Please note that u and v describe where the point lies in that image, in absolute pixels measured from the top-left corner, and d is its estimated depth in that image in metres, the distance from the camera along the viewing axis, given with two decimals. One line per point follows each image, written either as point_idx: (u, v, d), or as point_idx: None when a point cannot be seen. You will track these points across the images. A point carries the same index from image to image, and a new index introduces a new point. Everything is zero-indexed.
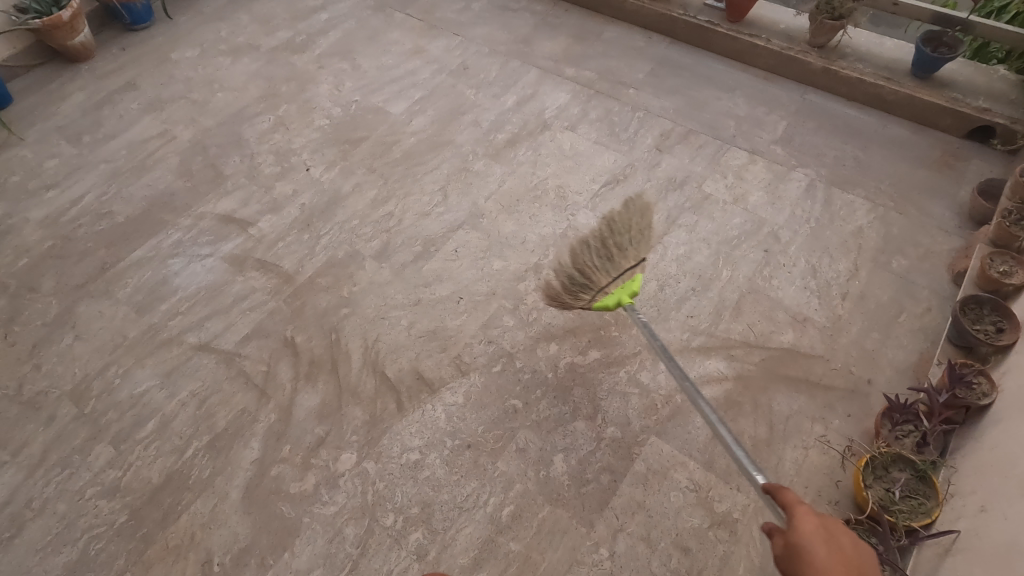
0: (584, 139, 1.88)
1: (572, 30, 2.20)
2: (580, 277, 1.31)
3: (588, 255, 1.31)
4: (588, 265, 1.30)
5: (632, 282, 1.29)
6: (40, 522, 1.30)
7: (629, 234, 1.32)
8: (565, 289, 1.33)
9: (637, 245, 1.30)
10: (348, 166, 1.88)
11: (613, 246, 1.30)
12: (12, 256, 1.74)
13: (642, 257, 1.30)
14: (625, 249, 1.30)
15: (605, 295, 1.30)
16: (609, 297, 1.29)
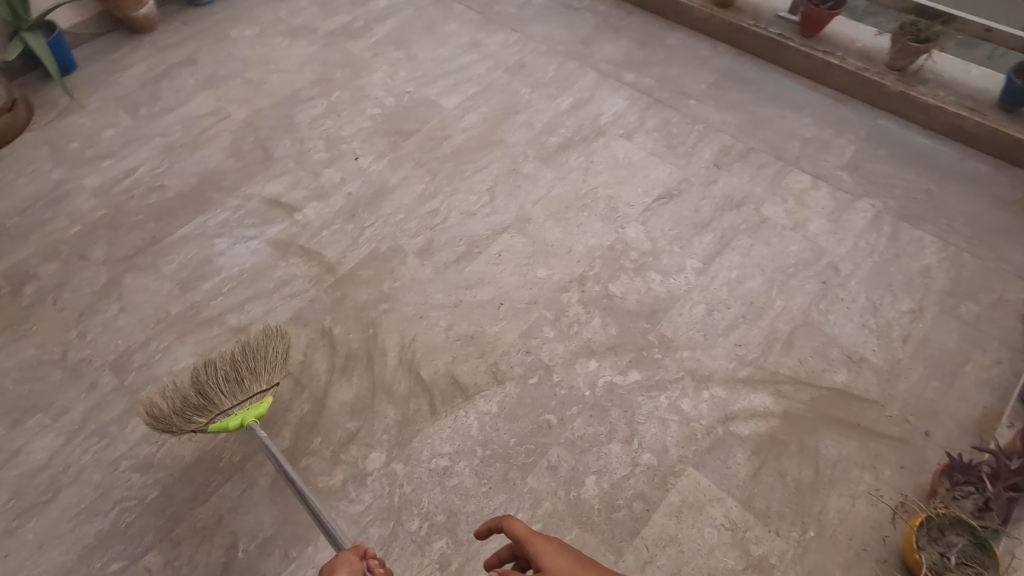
0: (639, 149, 1.82)
1: (634, 34, 2.14)
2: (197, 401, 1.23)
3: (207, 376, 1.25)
4: (205, 386, 1.24)
5: (259, 404, 1.26)
6: (75, 488, 1.32)
7: (263, 361, 1.31)
8: (178, 413, 1.23)
9: (270, 371, 1.31)
10: (396, 158, 1.85)
11: (242, 370, 1.28)
12: (65, 222, 1.78)
13: (274, 382, 1.31)
14: (255, 374, 1.29)
15: (228, 416, 1.24)
16: (231, 418, 1.23)
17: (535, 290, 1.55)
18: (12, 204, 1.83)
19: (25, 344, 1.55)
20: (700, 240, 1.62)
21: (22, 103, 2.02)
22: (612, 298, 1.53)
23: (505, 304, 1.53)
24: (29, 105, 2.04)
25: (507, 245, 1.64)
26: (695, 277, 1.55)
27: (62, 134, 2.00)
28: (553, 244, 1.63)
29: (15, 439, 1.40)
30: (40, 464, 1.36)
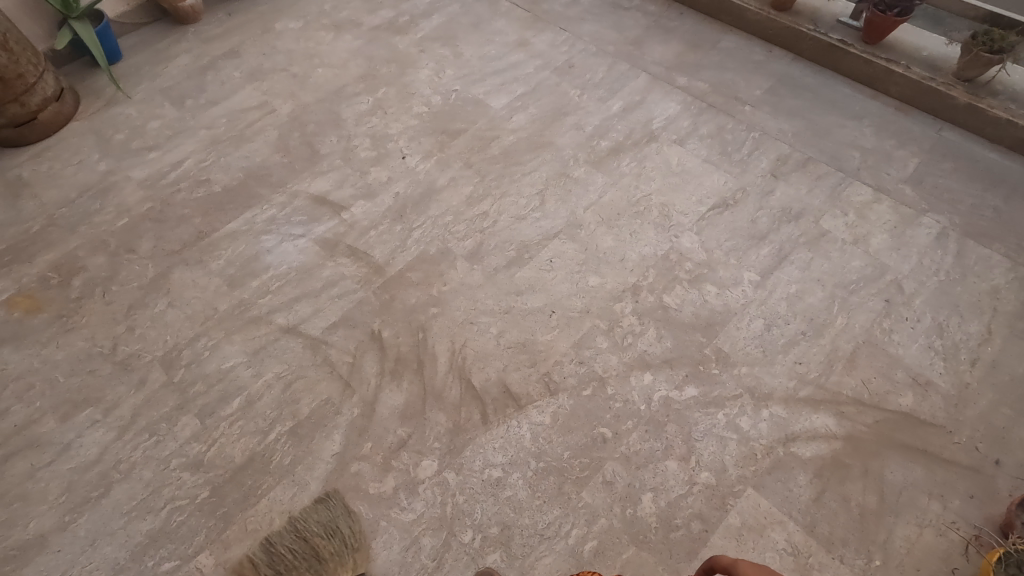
0: (693, 155, 1.78)
1: (686, 36, 2.09)
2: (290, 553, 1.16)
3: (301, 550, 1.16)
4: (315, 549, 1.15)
5: None
6: (127, 485, 1.32)
7: (348, 536, 1.18)
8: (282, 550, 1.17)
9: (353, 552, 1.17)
10: (444, 158, 1.83)
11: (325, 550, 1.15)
12: (113, 214, 1.78)
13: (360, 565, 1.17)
14: (339, 555, 1.16)
15: None
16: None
17: (587, 299, 1.52)
18: (60, 194, 1.83)
19: (74, 337, 1.55)
20: (758, 252, 1.57)
21: (70, 92, 2.02)
22: (667, 309, 1.49)
23: (557, 313, 1.51)
24: (76, 94, 2.04)
25: (558, 251, 1.61)
26: (753, 291, 1.51)
27: (108, 125, 2.00)
28: (606, 252, 1.60)
29: (67, 432, 1.40)
30: (91, 459, 1.36)
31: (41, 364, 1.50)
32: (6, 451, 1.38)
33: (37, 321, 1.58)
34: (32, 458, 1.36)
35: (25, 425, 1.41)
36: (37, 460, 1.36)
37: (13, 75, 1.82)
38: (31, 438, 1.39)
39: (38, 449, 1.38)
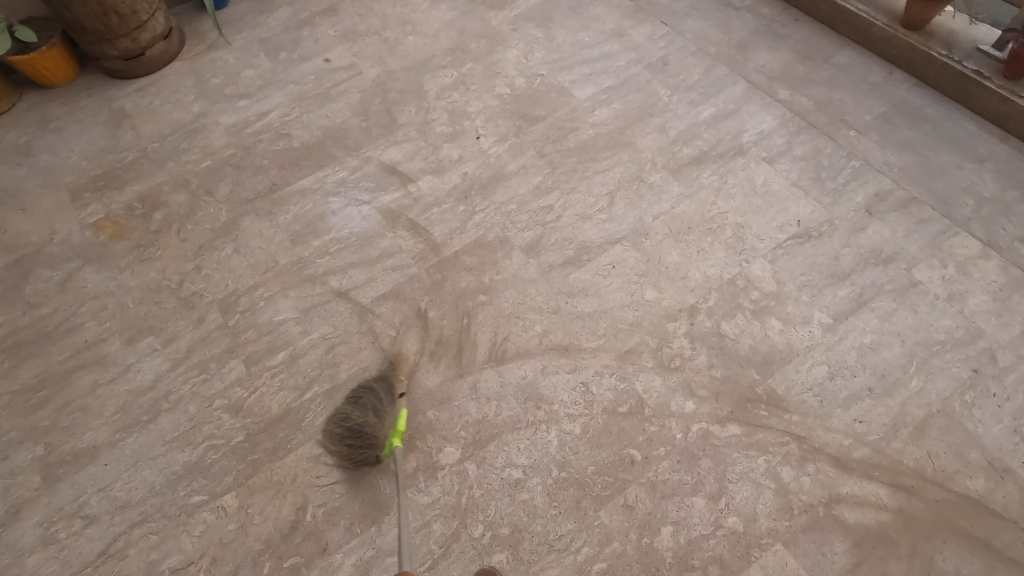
0: (782, 177, 1.65)
1: (797, 45, 1.93)
2: (364, 398, 1.36)
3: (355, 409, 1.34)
4: (369, 424, 1.31)
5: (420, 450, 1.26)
6: (173, 415, 1.41)
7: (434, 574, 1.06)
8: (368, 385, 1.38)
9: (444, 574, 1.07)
10: (518, 144, 1.79)
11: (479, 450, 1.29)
12: (199, 154, 1.86)
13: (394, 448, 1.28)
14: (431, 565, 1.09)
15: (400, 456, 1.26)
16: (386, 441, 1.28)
17: (640, 313, 1.46)
18: (156, 129, 1.94)
19: (148, 267, 1.65)
20: (835, 292, 1.45)
21: (177, 33, 2.12)
22: (723, 338, 1.41)
23: (606, 322, 1.45)
24: (182, 34, 2.14)
25: (618, 257, 1.55)
26: (822, 333, 1.40)
27: (207, 67, 2.08)
28: (669, 266, 1.53)
29: (129, 355, 1.50)
30: (146, 385, 1.45)
31: (117, 288, 1.61)
32: (77, 363, 1.50)
33: (119, 247, 1.69)
34: (97, 373, 1.48)
35: (95, 342, 1.53)
36: (100, 376, 1.47)
37: (128, 11, 1.91)
38: (99, 354, 1.51)
39: (103, 366, 1.49)
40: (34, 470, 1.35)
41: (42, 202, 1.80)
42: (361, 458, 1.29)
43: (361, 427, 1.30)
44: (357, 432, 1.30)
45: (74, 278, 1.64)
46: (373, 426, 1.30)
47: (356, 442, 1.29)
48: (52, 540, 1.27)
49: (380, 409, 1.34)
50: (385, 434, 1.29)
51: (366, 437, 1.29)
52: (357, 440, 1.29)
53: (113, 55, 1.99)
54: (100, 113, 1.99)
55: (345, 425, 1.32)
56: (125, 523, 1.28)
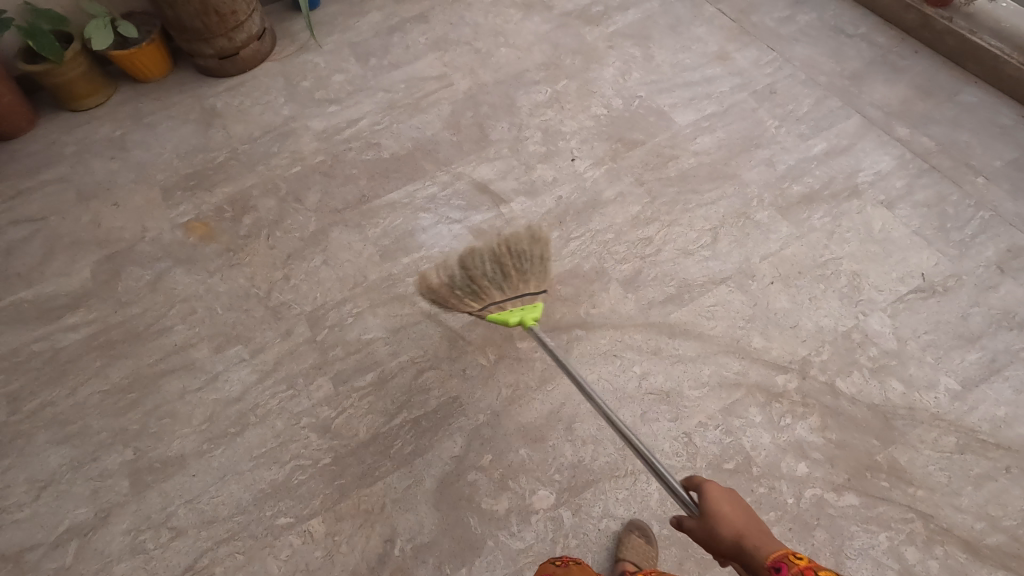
0: (902, 224, 1.55)
1: (917, 80, 1.82)
2: (467, 279, 1.42)
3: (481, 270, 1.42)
4: (480, 276, 1.40)
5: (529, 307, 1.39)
6: (260, 429, 1.39)
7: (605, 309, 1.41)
8: (451, 288, 1.43)
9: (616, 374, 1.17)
10: (615, 169, 1.72)
11: (510, 268, 1.42)
12: (288, 159, 1.85)
13: (541, 284, 1.46)
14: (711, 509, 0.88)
15: (501, 305, 1.40)
16: (512, 313, 1.37)
17: (747, 361, 1.38)
18: (246, 131, 1.93)
19: (237, 273, 1.64)
20: (963, 356, 1.35)
21: (269, 33, 2.11)
22: (838, 398, 1.32)
23: (711, 370, 1.37)
24: (274, 35, 2.14)
25: (723, 299, 1.47)
26: (949, 401, 1.29)
27: (298, 70, 2.07)
28: (779, 313, 1.44)
29: (217, 363, 1.49)
30: (234, 396, 1.44)
31: (206, 292, 1.61)
32: (165, 367, 1.49)
33: (208, 249, 1.69)
34: (185, 380, 1.47)
35: (183, 346, 1.52)
36: (189, 383, 1.47)
37: (228, 11, 1.92)
38: (187, 360, 1.50)
39: (192, 372, 1.48)
40: (123, 475, 1.35)
41: (135, 198, 1.81)
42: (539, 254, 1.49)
43: (474, 283, 1.41)
44: (513, 265, 1.44)
45: (164, 278, 1.64)
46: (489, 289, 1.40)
47: (530, 264, 1.45)
48: (140, 549, 1.26)
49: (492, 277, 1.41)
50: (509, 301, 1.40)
51: (482, 292, 1.40)
52: (528, 276, 1.43)
53: (208, 53, 1.99)
54: (192, 111, 2.00)
55: (503, 275, 1.41)
56: (212, 539, 1.27)
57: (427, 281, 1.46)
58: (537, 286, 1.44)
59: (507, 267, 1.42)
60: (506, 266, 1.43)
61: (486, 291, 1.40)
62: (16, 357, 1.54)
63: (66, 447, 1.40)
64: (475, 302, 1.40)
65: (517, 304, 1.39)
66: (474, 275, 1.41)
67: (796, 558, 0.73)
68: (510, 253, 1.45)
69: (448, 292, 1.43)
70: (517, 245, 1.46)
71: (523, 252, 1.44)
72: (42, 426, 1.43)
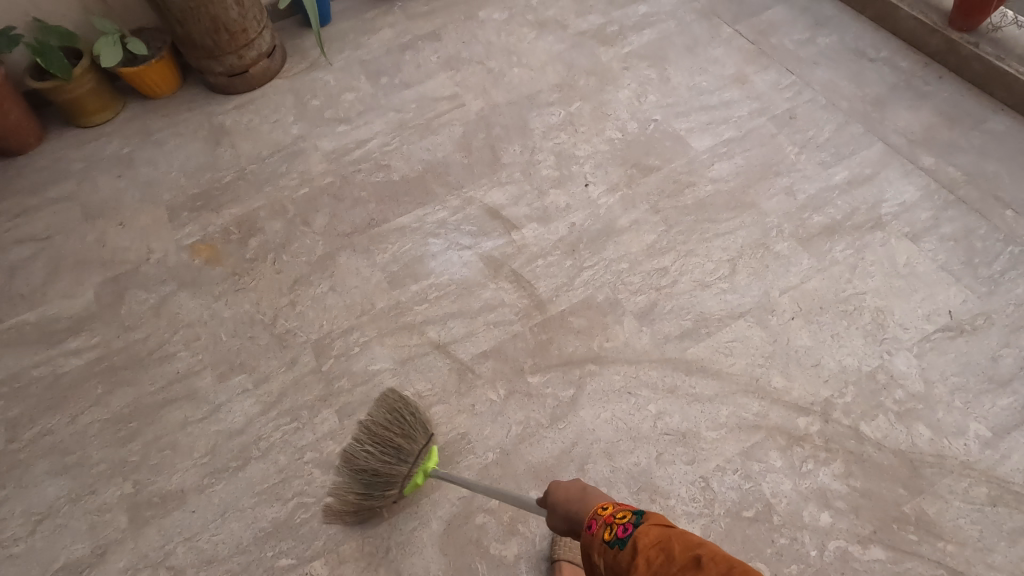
0: (927, 258, 1.49)
1: (942, 106, 1.76)
2: (364, 483, 1.22)
3: (365, 458, 1.22)
4: (378, 459, 1.22)
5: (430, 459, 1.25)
6: (263, 464, 1.35)
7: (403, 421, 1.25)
8: (350, 489, 1.22)
9: (418, 427, 1.26)
10: (630, 196, 1.68)
11: (392, 439, 1.23)
12: (297, 180, 1.82)
13: (428, 433, 1.27)
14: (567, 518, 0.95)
15: (411, 476, 1.23)
16: (415, 481, 1.23)
17: (766, 402, 1.33)
18: (255, 150, 1.90)
19: (242, 298, 1.60)
20: (993, 401, 1.29)
21: (279, 50, 2.09)
22: (862, 443, 1.26)
23: (729, 410, 1.33)
24: (284, 52, 2.12)
25: (741, 334, 1.42)
26: (979, 449, 1.24)
27: (308, 88, 2.05)
28: (799, 351, 1.39)
29: (220, 393, 1.45)
30: (236, 428, 1.40)
31: (210, 317, 1.58)
32: (168, 396, 1.46)
33: (214, 273, 1.66)
34: (187, 410, 1.44)
35: (186, 374, 1.49)
36: (191, 413, 1.43)
37: (239, 29, 1.90)
38: (190, 389, 1.47)
39: (194, 402, 1.45)
40: (122, 509, 1.32)
41: (141, 218, 1.78)
42: (410, 411, 1.28)
43: (370, 476, 1.21)
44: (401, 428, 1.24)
45: (169, 302, 1.61)
46: (389, 473, 1.21)
47: (410, 422, 1.25)
48: None
49: (383, 462, 1.21)
50: (412, 470, 1.22)
51: (390, 474, 1.21)
52: (415, 432, 1.25)
53: (218, 71, 1.97)
54: (200, 129, 1.98)
55: (394, 447, 1.22)
56: None
57: (327, 507, 1.26)
58: (424, 435, 1.26)
59: (395, 440, 1.23)
60: (379, 439, 1.23)
61: (389, 470, 1.21)
62: (16, 381, 1.51)
63: (65, 478, 1.36)
64: (389, 489, 1.21)
65: (421, 461, 1.24)
66: (365, 463, 1.22)
67: (601, 510, 0.82)
68: (382, 430, 1.24)
69: (357, 499, 1.22)
70: (386, 414, 1.26)
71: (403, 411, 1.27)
72: (41, 455, 1.40)
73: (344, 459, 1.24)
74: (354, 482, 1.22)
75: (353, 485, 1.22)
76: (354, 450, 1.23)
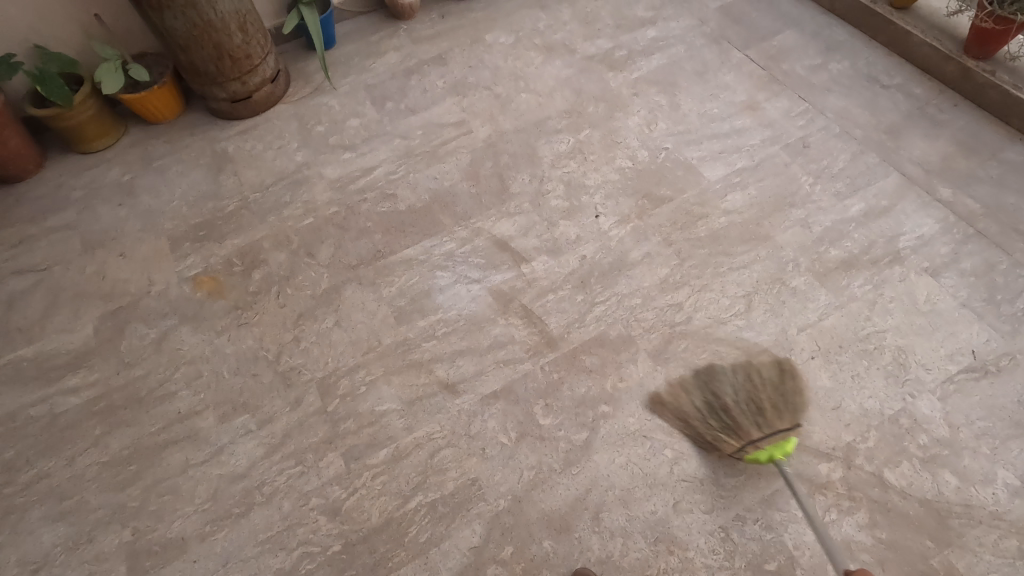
0: (948, 294, 1.46)
1: (958, 135, 1.73)
2: (710, 414, 1.30)
3: (702, 419, 1.30)
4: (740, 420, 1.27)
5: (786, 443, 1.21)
6: (266, 511, 1.31)
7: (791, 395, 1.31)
8: (698, 419, 1.31)
9: (789, 412, 1.28)
10: (642, 228, 1.64)
11: (764, 403, 1.28)
12: (301, 210, 1.78)
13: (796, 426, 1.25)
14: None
15: (757, 449, 1.22)
16: (761, 452, 1.21)
17: (786, 447, 1.29)
18: (258, 178, 1.87)
19: (245, 333, 1.56)
20: (1020, 447, 1.25)
21: (283, 75, 2.06)
22: (887, 491, 1.22)
23: (748, 455, 1.28)
24: (287, 76, 2.09)
25: None
26: (1007, 499, 1.20)
27: (311, 113, 2.02)
28: (819, 393, 1.35)
29: (222, 434, 1.41)
30: (239, 471, 1.36)
31: (212, 354, 1.54)
32: (168, 437, 1.42)
33: (216, 307, 1.62)
34: (188, 452, 1.39)
35: (187, 414, 1.45)
36: (192, 456, 1.39)
37: (242, 55, 1.87)
38: (191, 430, 1.42)
39: (195, 443, 1.40)
40: (120, 558, 1.27)
41: (142, 249, 1.75)
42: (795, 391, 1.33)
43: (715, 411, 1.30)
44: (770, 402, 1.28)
45: (169, 337, 1.57)
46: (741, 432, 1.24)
47: (784, 403, 1.29)
48: None
49: (738, 404, 1.29)
50: (767, 443, 1.22)
51: (740, 429, 1.24)
52: (781, 411, 1.27)
53: (221, 97, 1.94)
54: (202, 155, 1.94)
55: (757, 408, 1.27)
56: None
57: (660, 399, 1.36)
58: (790, 422, 1.25)
59: (764, 402, 1.28)
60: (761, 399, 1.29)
61: (742, 426, 1.25)
62: (12, 421, 1.46)
63: (61, 525, 1.32)
64: (733, 440, 1.24)
65: (773, 437, 1.22)
66: (721, 406, 1.30)
67: None
68: (757, 383, 1.32)
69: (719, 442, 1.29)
70: (779, 388, 1.32)
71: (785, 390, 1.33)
72: (36, 500, 1.35)
73: (690, 401, 1.33)
74: (698, 411, 1.31)
75: (698, 410, 1.32)
76: (716, 403, 1.31)
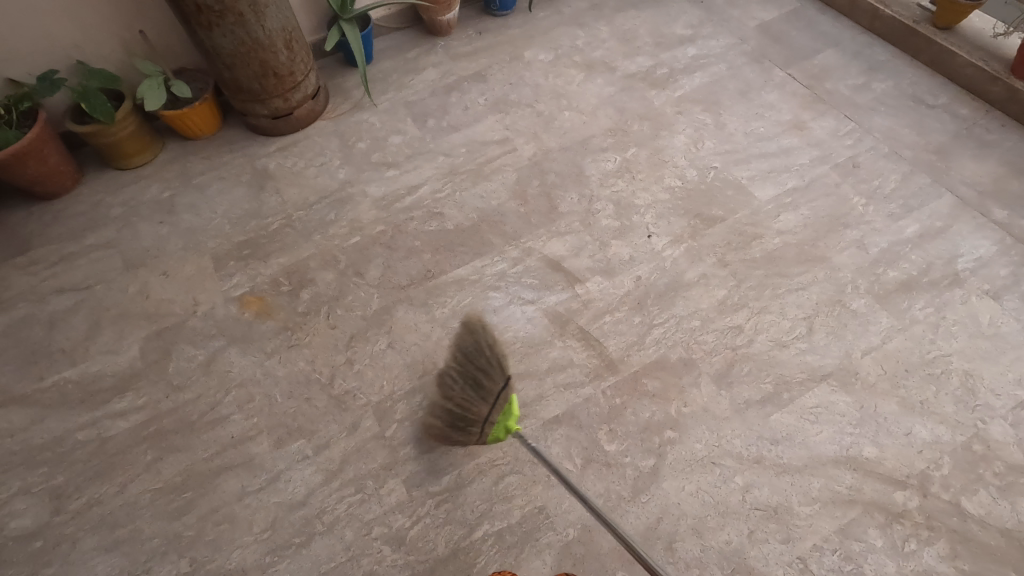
0: (1011, 318, 1.45)
1: (1008, 156, 1.74)
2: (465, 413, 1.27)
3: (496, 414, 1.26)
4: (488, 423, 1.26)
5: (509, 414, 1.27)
6: (329, 540, 1.27)
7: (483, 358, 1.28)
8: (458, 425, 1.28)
9: (493, 372, 1.27)
10: (696, 248, 1.63)
11: (471, 377, 1.27)
12: (346, 228, 1.76)
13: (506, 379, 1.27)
14: None
15: (491, 426, 1.27)
16: (497, 427, 1.27)
17: (859, 474, 1.27)
18: (301, 195, 1.85)
19: (296, 354, 1.54)
20: None
21: (323, 91, 2.05)
22: (966, 520, 1.21)
23: (821, 483, 1.26)
24: (327, 93, 2.07)
25: (826, 399, 1.37)
26: None
27: (352, 130, 2.00)
28: (888, 418, 1.33)
29: (278, 461, 1.38)
30: (297, 499, 1.33)
31: (264, 376, 1.51)
32: (222, 463, 1.38)
33: (265, 327, 1.59)
34: (243, 479, 1.36)
35: (241, 439, 1.41)
36: (248, 483, 1.35)
37: (286, 72, 1.86)
38: (245, 455, 1.39)
39: (250, 470, 1.37)
40: None
41: (185, 268, 1.72)
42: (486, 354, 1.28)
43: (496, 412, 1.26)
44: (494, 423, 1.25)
45: (218, 359, 1.54)
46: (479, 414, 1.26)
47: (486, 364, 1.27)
48: None
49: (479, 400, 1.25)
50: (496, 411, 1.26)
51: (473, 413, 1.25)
52: (492, 370, 1.27)
53: (263, 113, 1.92)
54: (243, 172, 1.92)
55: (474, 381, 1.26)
56: None
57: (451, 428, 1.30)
58: (501, 375, 1.27)
59: (475, 373, 1.26)
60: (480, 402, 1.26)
61: (472, 409, 1.26)
62: (60, 447, 1.43)
63: (115, 555, 1.28)
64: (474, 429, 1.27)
65: (500, 406, 1.26)
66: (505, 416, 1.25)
67: None
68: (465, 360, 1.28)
69: (443, 429, 1.31)
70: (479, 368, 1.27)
71: (475, 355, 1.28)
72: (89, 529, 1.32)
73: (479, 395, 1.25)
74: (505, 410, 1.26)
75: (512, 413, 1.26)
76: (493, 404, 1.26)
